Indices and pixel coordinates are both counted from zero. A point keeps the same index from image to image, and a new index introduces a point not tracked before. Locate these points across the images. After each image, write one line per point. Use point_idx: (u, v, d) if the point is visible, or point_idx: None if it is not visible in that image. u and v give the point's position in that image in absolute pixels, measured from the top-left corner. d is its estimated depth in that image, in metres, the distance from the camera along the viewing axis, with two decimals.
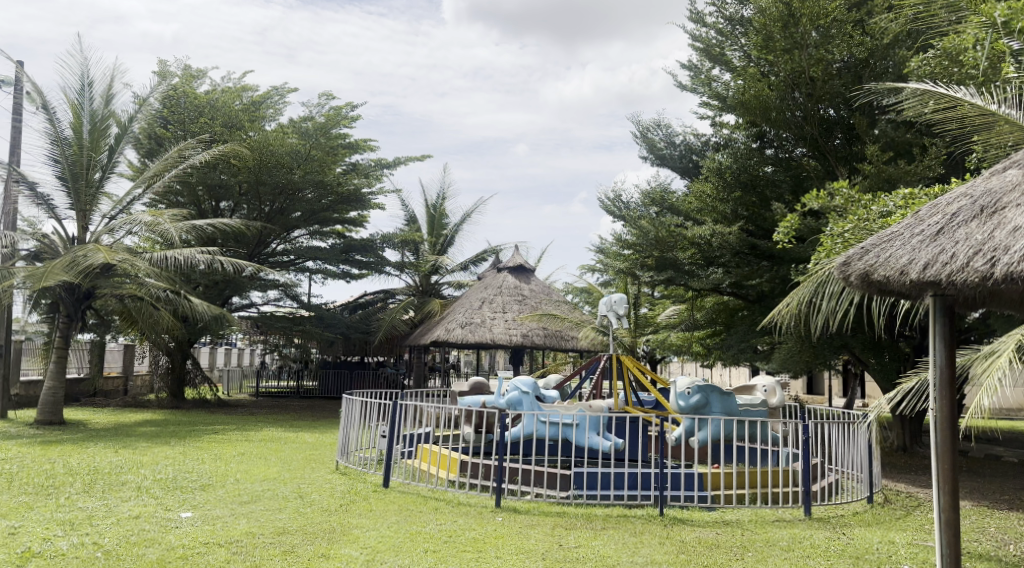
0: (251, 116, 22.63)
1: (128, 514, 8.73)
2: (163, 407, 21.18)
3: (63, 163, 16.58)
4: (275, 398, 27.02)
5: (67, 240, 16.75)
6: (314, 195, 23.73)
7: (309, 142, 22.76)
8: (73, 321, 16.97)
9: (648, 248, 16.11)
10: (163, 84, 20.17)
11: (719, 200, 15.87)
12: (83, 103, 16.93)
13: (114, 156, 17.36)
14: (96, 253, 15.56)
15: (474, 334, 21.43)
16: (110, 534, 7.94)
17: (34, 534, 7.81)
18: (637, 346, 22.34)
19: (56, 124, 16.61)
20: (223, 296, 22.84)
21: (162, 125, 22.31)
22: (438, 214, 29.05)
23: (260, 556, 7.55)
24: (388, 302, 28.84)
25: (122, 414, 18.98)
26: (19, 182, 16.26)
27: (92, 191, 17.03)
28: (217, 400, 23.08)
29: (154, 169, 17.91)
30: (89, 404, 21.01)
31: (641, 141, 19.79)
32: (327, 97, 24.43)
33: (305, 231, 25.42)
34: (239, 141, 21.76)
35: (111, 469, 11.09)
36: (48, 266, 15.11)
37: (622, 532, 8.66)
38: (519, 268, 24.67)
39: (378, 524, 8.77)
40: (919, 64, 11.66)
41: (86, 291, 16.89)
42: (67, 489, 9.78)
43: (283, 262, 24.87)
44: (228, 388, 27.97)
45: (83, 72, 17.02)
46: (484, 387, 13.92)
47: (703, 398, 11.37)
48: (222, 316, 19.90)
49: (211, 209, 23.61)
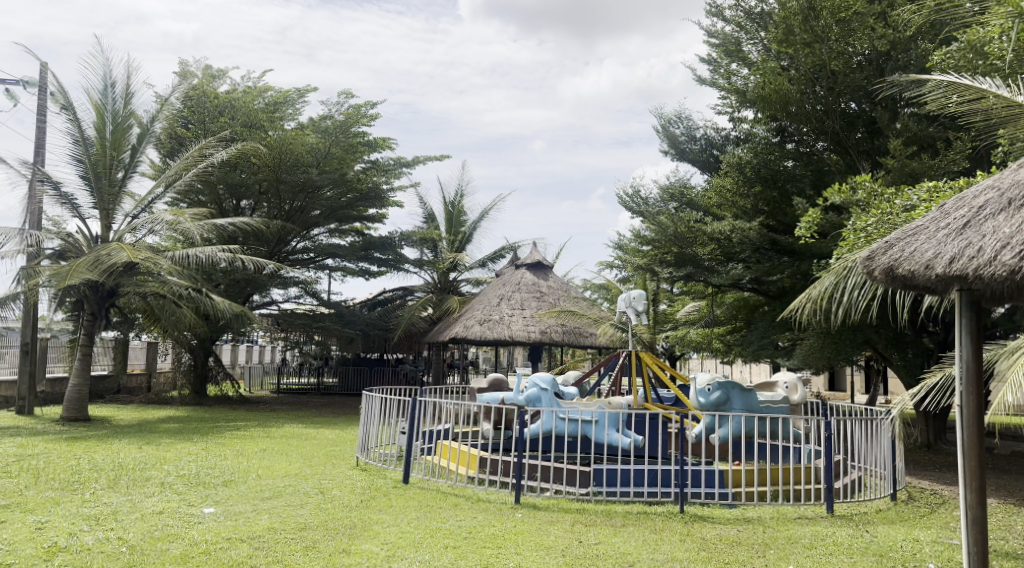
0: (272, 115, 22.77)
1: (152, 510, 8.81)
2: (185, 404, 21.36)
3: (86, 163, 16.77)
4: (296, 395, 27.19)
5: (91, 239, 16.94)
6: (334, 193, 23.87)
7: (329, 140, 22.89)
8: (97, 319, 17.16)
9: (667, 243, 16.07)
10: (183, 84, 20.32)
11: (739, 195, 15.94)
12: (106, 102, 17.12)
13: (136, 155, 17.54)
14: (119, 251, 15.72)
15: (493, 331, 21.44)
16: (135, 530, 8.02)
17: (60, 530, 7.89)
18: (657, 343, 22.26)
19: (80, 125, 16.78)
20: (245, 294, 23.00)
21: (184, 125, 22.49)
22: (456, 211, 29.07)
23: (281, 551, 7.59)
24: (407, 299, 28.92)
25: (146, 411, 19.18)
26: (44, 182, 16.46)
27: (115, 190, 17.20)
28: (239, 397, 23.25)
29: (176, 168, 18.05)
30: (113, 400, 21.25)
31: (662, 134, 19.72)
32: (347, 95, 24.53)
33: (325, 229, 25.61)
34: (260, 140, 21.92)
35: (135, 465, 11.20)
36: (72, 264, 15.29)
37: (642, 529, 8.62)
38: (538, 264, 24.63)
39: (399, 520, 8.79)
40: (944, 57, 11.49)
41: (109, 290, 17.07)
42: (93, 484, 9.88)
43: (303, 260, 25.02)
44: (249, 385, 28.19)
45: (105, 72, 17.19)
46: (503, 383, 13.89)
47: (724, 394, 11.32)
48: (243, 314, 20.05)
49: (232, 207, 23.80)
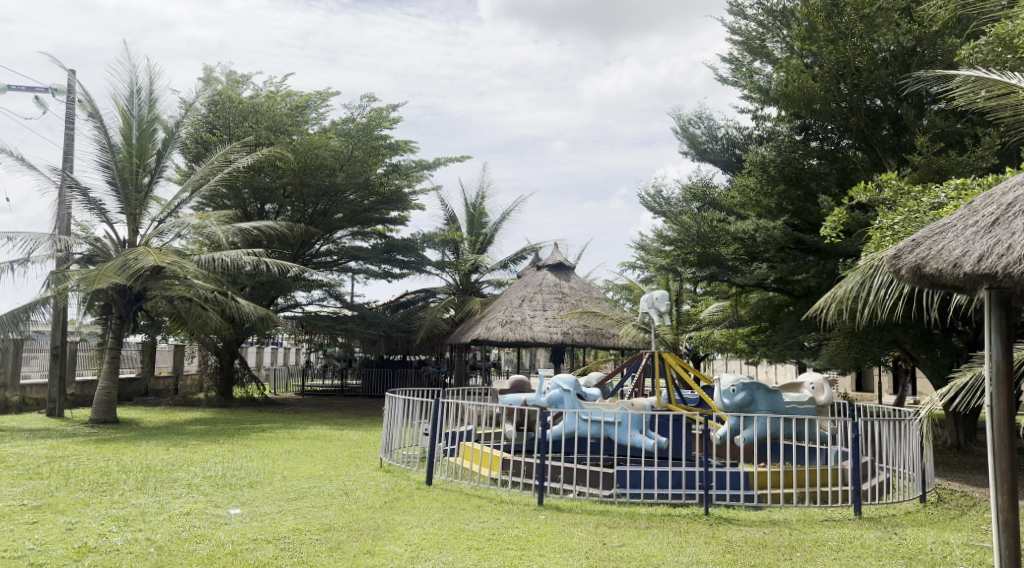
0: (295, 119, 22.94)
1: (179, 511, 8.90)
2: (212, 406, 21.58)
3: (113, 168, 17.00)
4: (320, 396, 27.38)
5: (119, 243, 17.17)
6: (357, 196, 24.02)
7: (352, 143, 23.02)
8: (126, 322, 17.38)
9: (690, 244, 15.92)
10: (208, 90, 20.53)
11: (763, 194, 15.87)
12: (132, 109, 17.33)
13: (162, 160, 17.75)
14: (147, 256, 15.92)
15: (515, 332, 21.45)
16: (162, 530, 8.11)
17: (90, 530, 8.00)
18: (680, 344, 22.15)
19: (106, 131, 17.00)
20: (269, 297, 23.20)
21: (208, 130, 22.74)
22: (478, 213, 29.15)
23: (306, 552, 7.64)
24: (429, 301, 29.00)
25: (174, 413, 19.41)
26: (72, 188, 16.70)
27: (142, 195, 17.40)
28: (265, 399, 23.44)
29: (202, 173, 18.24)
30: (141, 403, 21.51)
31: (683, 134, 19.65)
32: (369, 98, 24.68)
33: (347, 232, 25.76)
34: (284, 144, 22.13)
35: (163, 467, 11.33)
36: (100, 268, 15.50)
37: (667, 531, 8.58)
38: (559, 265, 24.58)
39: (422, 521, 8.81)
40: (971, 52, 11.31)
41: (136, 293, 17.33)
42: (121, 486, 10.01)
43: (327, 262, 25.22)
44: (274, 387, 28.45)
45: (132, 79, 17.41)
46: (525, 385, 13.88)
47: (749, 395, 11.22)
48: (268, 317, 20.23)
49: (256, 211, 24.00)
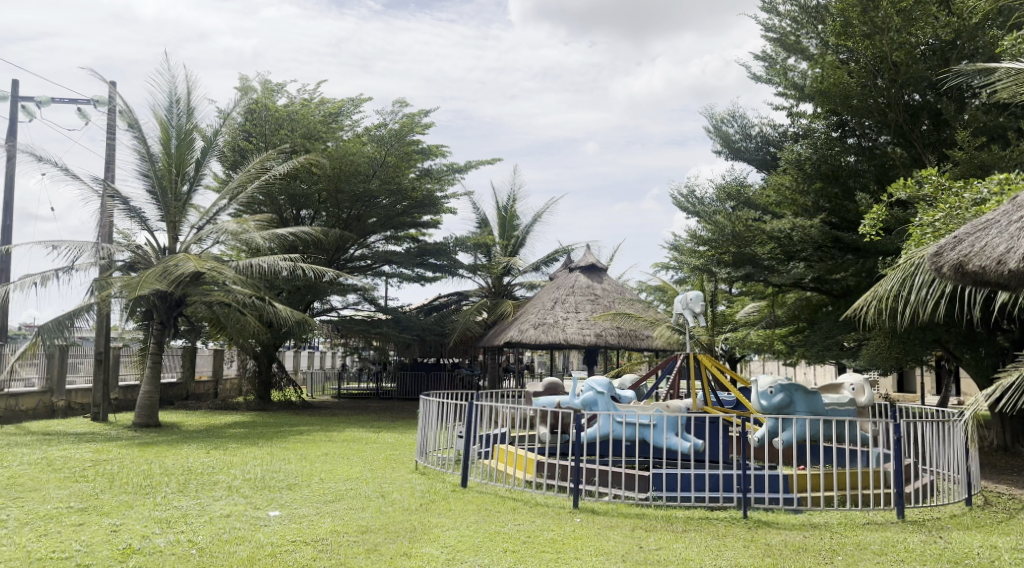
0: (329, 126, 23.18)
1: (220, 513, 9.03)
2: (251, 409, 21.87)
3: (153, 178, 17.31)
4: (356, 399, 27.61)
5: (160, 251, 17.48)
6: (389, 201, 24.19)
7: (385, 149, 23.19)
8: (167, 327, 17.70)
9: (724, 243, 15.78)
10: (244, 98, 20.83)
11: (799, 192, 15.74)
12: (171, 119, 17.65)
13: (200, 169, 18.06)
14: (187, 262, 16.17)
15: (547, 335, 21.43)
16: (204, 532, 8.24)
17: (134, 532, 8.16)
18: (716, 345, 21.96)
19: (146, 141, 17.32)
20: (305, 301, 23.47)
21: (245, 138, 23.06)
22: (509, 216, 29.19)
23: (343, 554, 7.70)
24: (462, 304, 29.09)
25: (214, 416, 19.73)
26: (114, 197, 17.04)
27: (181, 203, 17.70)
28: (302, 402, 23.71)
29: (239, 181, 18.51)
30: (183, 406, 21.89)
31: (715, 133, 19.48)
32: (401, 104, 24.85)
33: (380, 236, 25.93)
34: (319, 151, 22.39)
35: (203, 469, 11.51)
36: (142, 275, 15.79)
37: (704, 535, 8.50)
38: (592, 267, 24.48)
39: (458, 524, 8.83)
40: (1015, 43, 11.04)
41: (177, 299, 17.62)
42: (164, 488, 10.19)
43: (361, 267, 25.39)
44: (312, 391, 28.75)
45: (170, 89, 17.72)
46: (559, 387, 13.84)
47: (787, 397, 11.10)
48: (304, 322, 20.46)
49: (292, 217, 24.30)
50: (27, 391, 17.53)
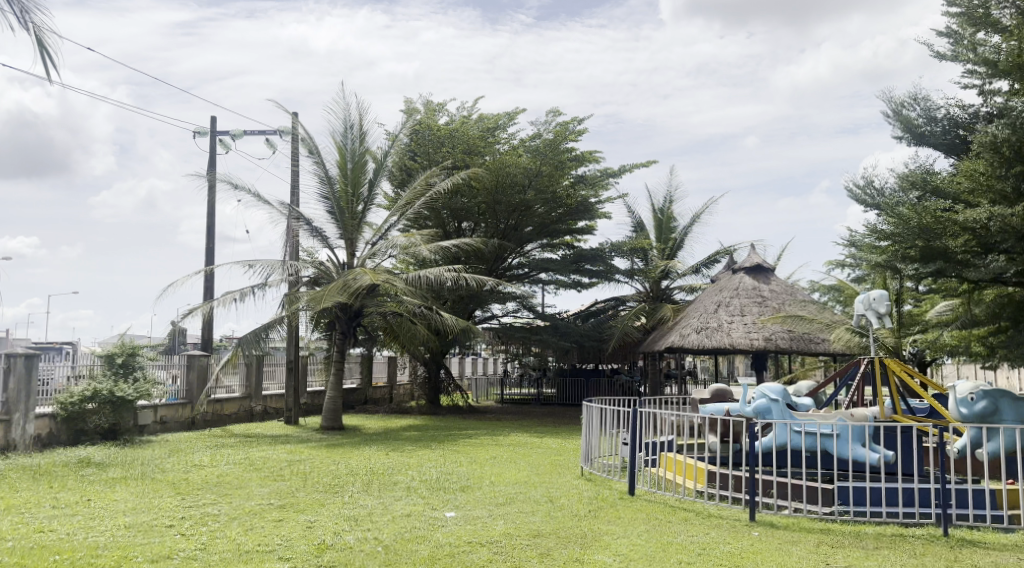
0: (486, 139, 23.72)
1: (401, 512, 9.41)
2: (423, 413, 22.77)
3: (332, 199, 18.44)
4: (519, 405, 28.05)
5: (340, 266, 18.55)
6: (544, 209, 24.41)
7: (541, 158, 23.46)
8: (349, 337, 18.79)
9: (910, 237, 14.69)
10: (409, 118, 21.74)
11: (996, 177, 14.19)
12: (346, 143, 18.70)
13: (373, 188, 19.01)
14: (363, 275, 17.04)
15: (712, 339, 20.82)
16: (388, 530, 8.60)
17: (326, 528, 8.64)
18: (901, 348, 20.47)
19: (325, 166, 18.46)
20: (468, 310, 24.15)
21: (411, 157, 24.06)
22: (666, 218, 28.68)
23: (518, 557, 7.78)
24: (620, 310, 28.81)
25: (390, 420, 20.72)
26: (299, 219, 18.27)
27: (357, 221, 18.70)
28: (469, 407, 24.38)
29: (406, 198, 19.31)
30: (363, 410, 23.15)
31: (895, 119, 18.24)
32: (554, 113, 25.05)
33: (536, 244, 26.17)
34: (478, 165, 23.01)
35: (384, 470, 12.06)
36: (324, 289, 16.85)
37: (898, 553, 7.89)
38: (758, 267, 23.50)
39: (629, 532, 8.71)
40: None
41: (358, 310, 18.63)
42: (350, 487, 10.76)
43: (518, 276, 25.76)
44: (477, 396, 29.53)
45: (345, 116, 18.82)
46: (727, 394, 13.35)
47: (991, 404, 10.13)
48: (468, 330, 21.03)
49: (454, 229, 25.08)
50: (230, 397, 19.13)
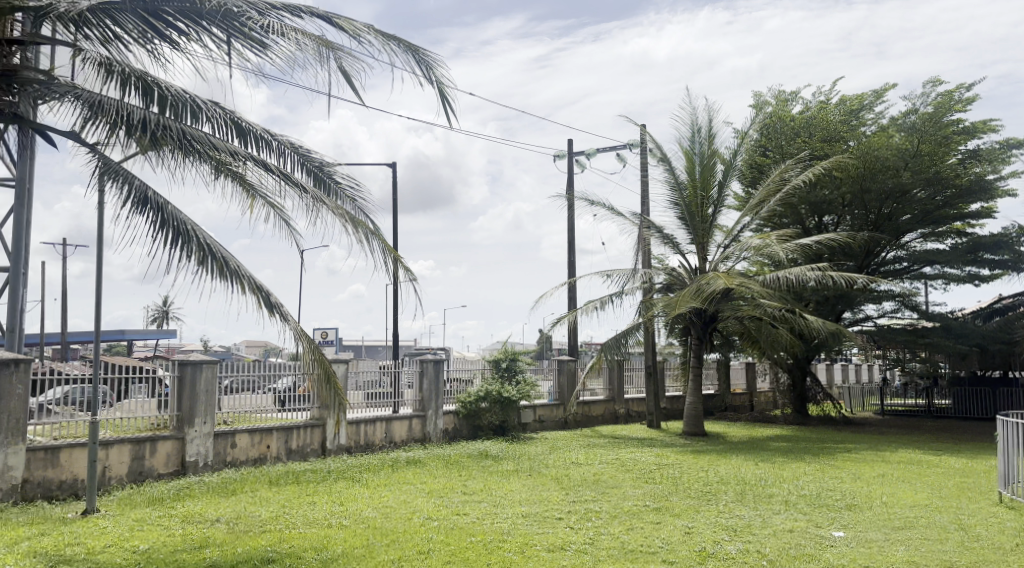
0: (850, 125, 21.85)
1: (784, 527, 8.96)
2: (790, 423, 21.66)
3: (682, 203, 18.40)
4: (906, 417, 25.29)
5: (692, 271, 18.40)
6: (926, 193, 21.58)
7: (917, 136, 21.10)
8: (704, 342, 18.63)
9: None
10: (758, 114, 20.88)
11: None
12: (694, 147, 18.53)
13: (723, 190, 18.58)
14: (716, 280, 16.68)
15: None
16: (771, 544, 8.23)
17: (706, 536, 8.54)
18: None
19: (675, 172, 18.51)
20: (837, 312, 22.46)
21: (763, 153, 23.09)
22: None
23: None
24: None
25: (757, 429, 20.02)
26: (650, 228, 18.51)
27: (708, 224, 18.42)
28: (843, 417, 22.57)
29: (760, 196, 18.52)
30: (726, 417, 22.73)
31: None
32: (933, 83, 22.23)
33: (917, 235, 23.40)
34: (842, 152, 21.19)
35: (757, 481, 11.64)
36: (679, 295, 16.76)
37: None
38: None
39: None
40: None
41: (711, 316, 18.30)
42: (724, 496, 10.55)
43: (897, 270, 23.32)
44: (851, 405, 27.28)
45: (692, 119, 18.66)
46: None
47: None
48: (839, 333, 19.40)
49: (815, 225, 23.52)
50: (595, 400, 20.02)
